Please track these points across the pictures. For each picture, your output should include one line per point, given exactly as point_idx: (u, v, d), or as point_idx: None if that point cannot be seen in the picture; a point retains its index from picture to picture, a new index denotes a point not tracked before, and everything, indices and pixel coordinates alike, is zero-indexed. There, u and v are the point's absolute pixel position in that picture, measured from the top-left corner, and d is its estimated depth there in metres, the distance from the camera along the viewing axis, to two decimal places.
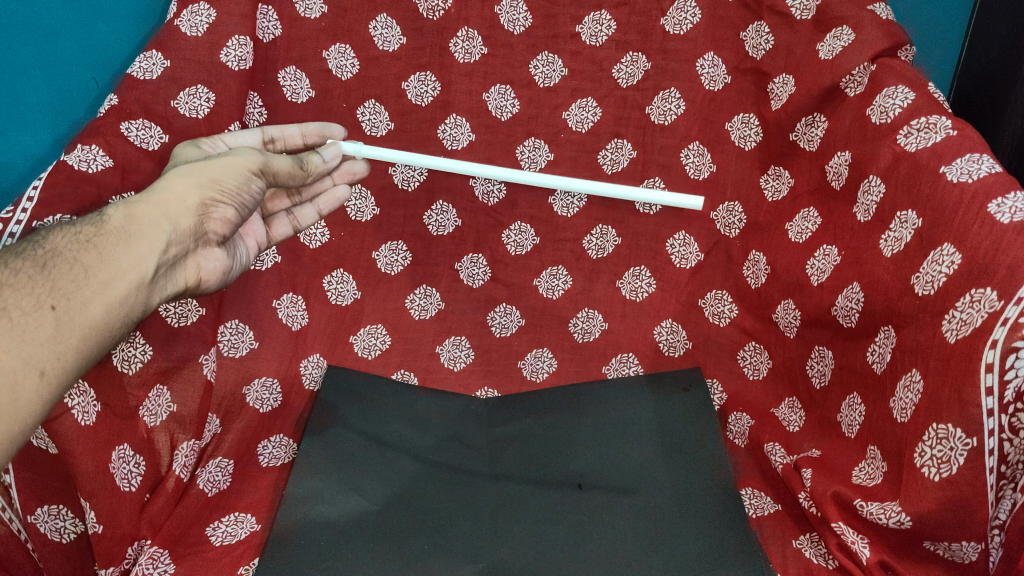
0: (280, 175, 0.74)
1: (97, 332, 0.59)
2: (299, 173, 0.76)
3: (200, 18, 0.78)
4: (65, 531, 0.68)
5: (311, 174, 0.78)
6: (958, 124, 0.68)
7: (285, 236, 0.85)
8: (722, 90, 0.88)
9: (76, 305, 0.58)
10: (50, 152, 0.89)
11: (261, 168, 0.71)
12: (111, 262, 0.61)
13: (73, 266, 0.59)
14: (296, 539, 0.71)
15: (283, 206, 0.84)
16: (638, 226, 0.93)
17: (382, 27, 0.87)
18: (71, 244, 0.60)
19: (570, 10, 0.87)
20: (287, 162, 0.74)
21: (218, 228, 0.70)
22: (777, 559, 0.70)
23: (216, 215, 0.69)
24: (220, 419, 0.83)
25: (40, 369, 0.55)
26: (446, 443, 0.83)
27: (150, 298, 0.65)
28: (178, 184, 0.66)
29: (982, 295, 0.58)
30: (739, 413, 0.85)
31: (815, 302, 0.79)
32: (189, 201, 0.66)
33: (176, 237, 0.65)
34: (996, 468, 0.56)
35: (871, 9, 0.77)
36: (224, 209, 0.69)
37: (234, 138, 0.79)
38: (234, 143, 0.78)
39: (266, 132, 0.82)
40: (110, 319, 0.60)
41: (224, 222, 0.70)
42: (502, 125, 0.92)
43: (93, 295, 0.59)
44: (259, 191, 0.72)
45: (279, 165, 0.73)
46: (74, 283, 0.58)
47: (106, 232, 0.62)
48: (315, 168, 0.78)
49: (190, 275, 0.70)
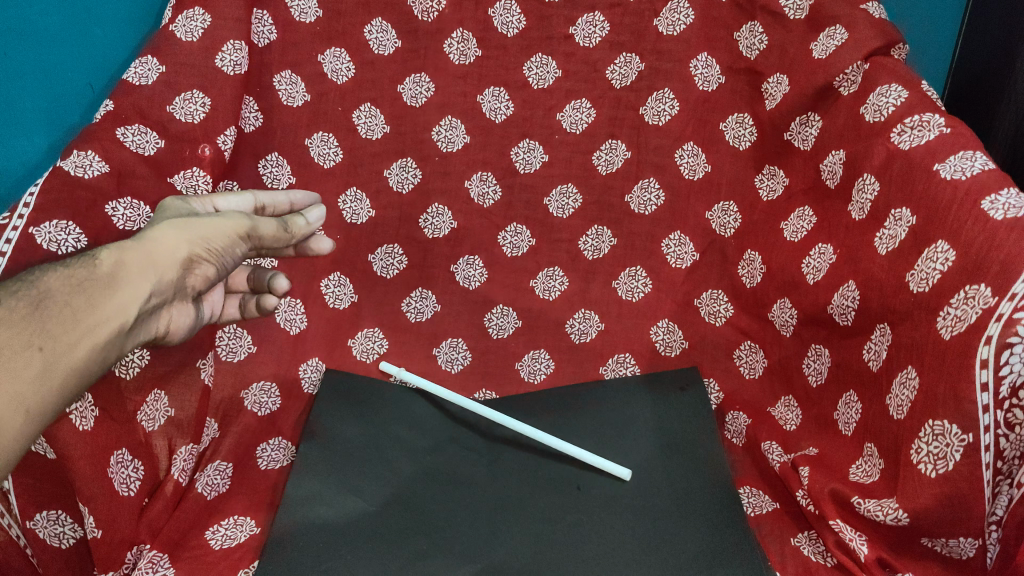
0: (266, 239, 0.74)
1: (78, 374, 0.59)
2: (284, 236, 0.76)
3: (194, 23, 0.79)
4: (64, 536, 0.68)
5: (295, 237, 0.78)
6: (951, 121, 0.68)
7: (235, 318, 0.84)
8: (716, 90, 0.88)
9: (64, 347, 0.57)
10: (47, 158, 0.89)
11: (248, 233, 0.71)
12: (97, 306, 0.60)
13: (63, 308, 0.58)
14: (294, 540, 0.71)
15: (240, 287, 0.84)
16: (634, 226, 0.93)
17: (376, 31, 0.87)
18: (62, 285, 0.59)
19: (564, 11, 0.88)
20: (274, 225, 0.74)
21: (197, 283, 0.70)
22: (777, 558, 0.70)
23: (199, 271, 0.68)
24: (219, 424, 0.82)
25: (25, 407, 0.55)
26: (445, 446, 0.82)
27: (126, 343, 0.64)
28: (168, 236, 0.65)
29: (977, 291, 0.58)
30: (736, 413, 0.85)
31: (810, 300, 0.79)
32: (178, 255, 0.66)
33: (158, 289, 0.65)
34: (993, 463, 0.56)
35: (863, 7, 0.77)
36: (207, 267, 0.69)
37: (225, 201, 0.76)
38: (224, 207, 0.76)
39: (257, 198, 0.79)
40: (92, 362, 0.60)
41: (203, 279, 0.70)
42: (497, 127, 0.92)
43: (80, 339, 0.58)
44: (241, 254, 0.72)
45: (267, 229, 0.73)
46: (62, 326, 0.58)
47: (98, 277, 0.61)
48: (300, 231, 0.78)
49: (161, 326, 0.70)
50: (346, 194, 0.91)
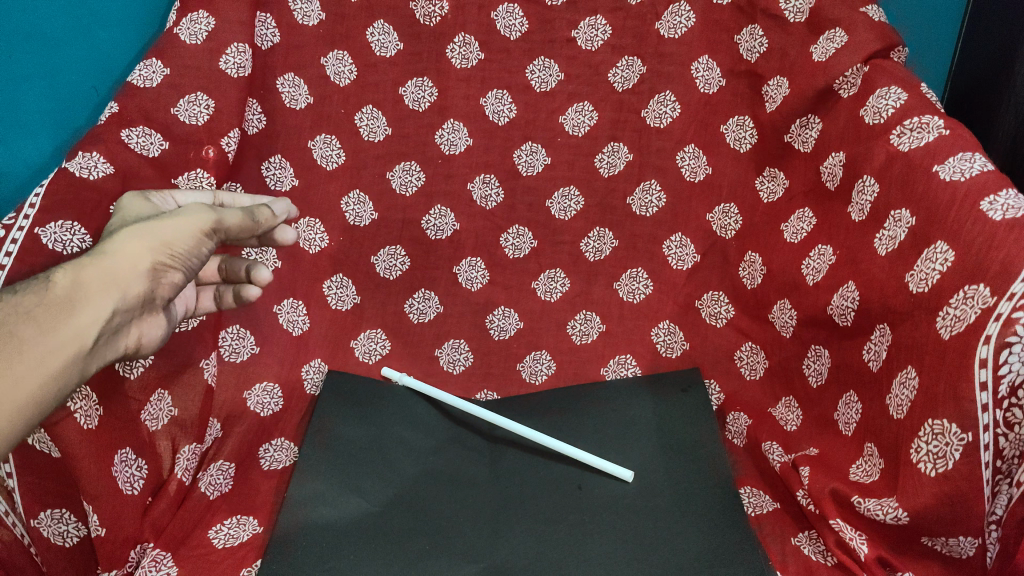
0: (232, 231, 0.68)
1: (30, 408, 0.55)
2: (251, 227, 0.70)
3: (199, 26, 0.79)
4: (67, 535, 0.67)
5: (263, 228, 0.72)
6: (950, 123, 0.68)
7: (211, 310, 0.81)
8: (716, 93, 0.89)
9: (9, 381, 0.54)
10: (52, 159, 0.90)
11: (214, 228, 0.66)
12: (51, 332, 0.56)
13: (8, 340, 0.54)
14: (297, 541, 0.71)
15: (214, 278, 0.81)
16: (635, 227, 0.94)
17: (379, 34, 0.88)
18: (8, 314, 0.56)
19: (565, 15, 0.89)
20: (239, 215, 0.68)
21: (166, 291, 0.65)
22: (777, 557, 0.70)
23: (166, 280, 0.64)
24: (221, 423, 0.83)
25: None
26: (446, 445, 0.83)
27: (89, 367, 0.61)
28: (130, 245, 0.61)
29: (975, 291, 0.58)
30: (737, 414, 0.86)
31: (811, 302, 0.79)
32: (141, 265, 0.61)
33: (123, 305, 0.61)
34: (992, 462, 0.56)
35: (863, 10, 0.78)
36: (174, 274, 0.64)
37: (184, 195, 0.76)
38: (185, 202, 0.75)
39: (218, 196, 0.78)
40: (44, 395, 0.56)
41: (172, 286, 0.65)
42: (500, 129, 0.93)
43: (29, 371, 0.55)
44: (209, 253, 0.67)
45: (233, 219, 0.68)
46: (7, 359, 0.54)
47: (50, 302, 0.57)
48: (267, 221, 0.72)
49: (129, 341, 0.66)
50: (349, 196, 0.92)
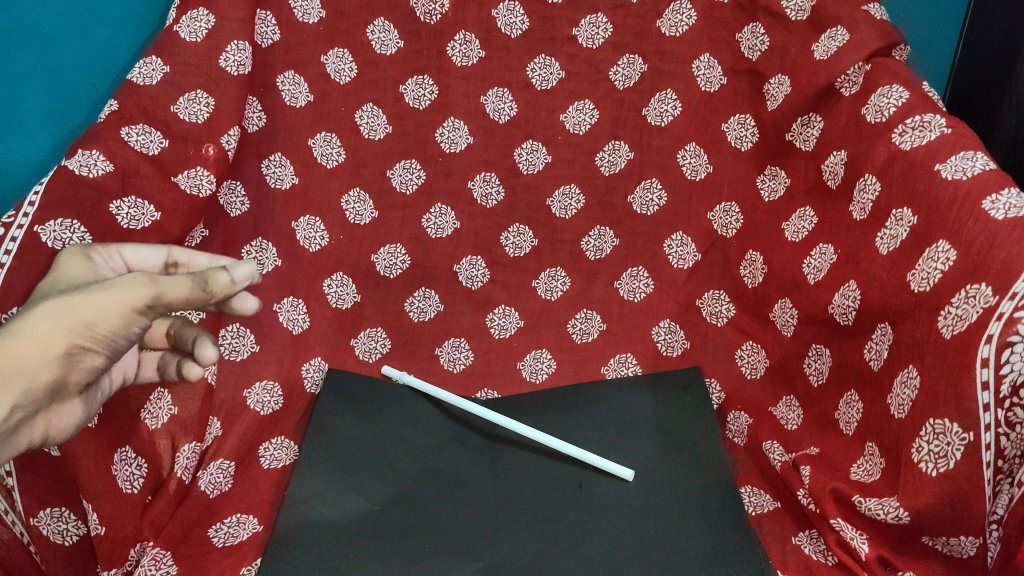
0: (174, 305, 0.60)
1: None
2: (202, 297, 0.62)
3: (199, 23, 0.79)
4: (67, 533, 0.66)
5: (217, 297, 0.64)
6: (952, 122, 0.68)
7: (152, 379, 0.73)
8: (717, 91, 0.89)
9: None
10: (50, 158, 0.90)
11: (148, 304, 0.57)
12: None
13: None
14: (296, 540, 0.71)
15: (160, 345, 0.73)
16: (636, 226, 0.94)
17: (379, 31, 0.88)
18: None
19: (566, 12, 0.88)
20: (185, 286, 0.60)
21: (83, 378, 0.57)
22: (777, 556, 0.70)
23: (83, 364, 0.56)
24: (221, 423, 0.82)
25: None
26: (445, 444, 0.82)
27: None
28: (42, 327, 0.54)
29: (977, 291, 0.58)
30: (738, 412, 0.86)
31: (811, 301, 0.79)
32: (53, 349, 0.54)
33: (25, 398, 0.53)
34: (994, 462, 0.56)
35: (865, 9, 0.77)
36: (93, 357, 0.57)
37: (134, 251, 0.69)
38: (133, 259, 0.69)
39: (172, 253, 0.72)
40: None
41: (92, 371, 0.57)
42: (500, 128, 0.92)
43: None
44: (142, 331, 0.59)
45: (175, 292, 0.59)
46: None
47: None
48: (222, 289, 0.64)
49: (34, 434, 0.57)
50: (349, 194, 0.92)
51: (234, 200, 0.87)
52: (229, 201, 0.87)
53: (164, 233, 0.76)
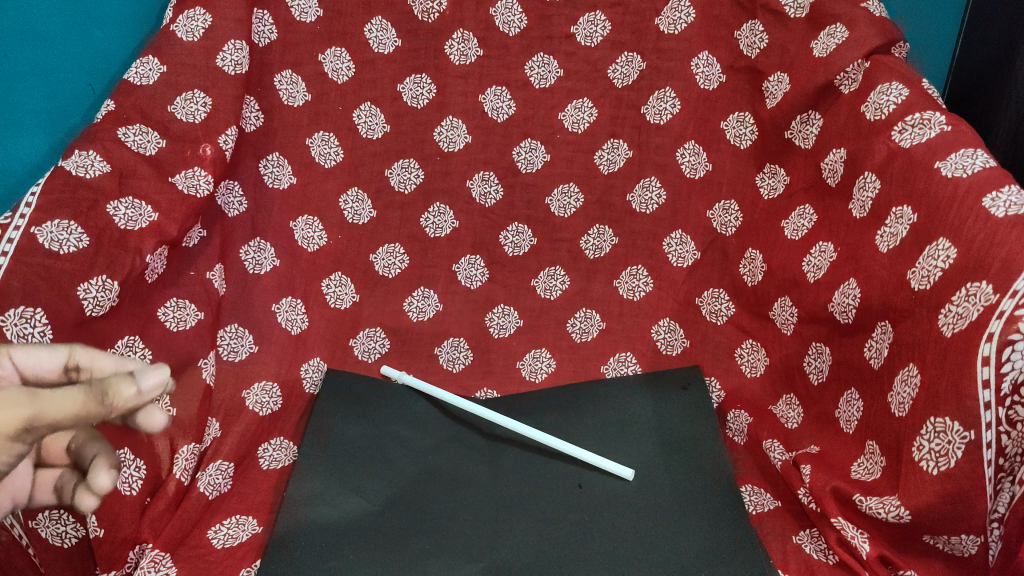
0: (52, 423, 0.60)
1: None
2: (96, 409, 0.63)
3: (195, 23, 0.78)
4: (65, 536, 0.66)
5: (115, 410, 0.65)
6: (952, 119, 0.68)
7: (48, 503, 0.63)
8: (716, 89, 0.89)
9: None
10: (47, 159, 0.89)
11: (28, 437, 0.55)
12: None
13: None
14: (296, 541, 0.71)
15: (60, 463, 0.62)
16: (635, 224, 0.94)
17: (377, 30, 0.87)
18: None
19: (565, 10, 0.88)
20: (78, 398, 0.62)
21: None
22: (778, 555, 0.69)
23: None
24: (220, 424, 0.82)
25: None
26: (445, 444, 0.82)
27: None
28: None
29: (978, 289, 0.58)
30: (738, 411, 0.85)
31: (811, 299, 0.79)
32: None
33: None
34: (995, 460, 0.56)
35: (864, 6, 0.77)
36: None
37: (26, 354, 0.61)
38: (24, 363, 0.61)
39: (73, 354, 0.64)
40: None
41: None
42: (498, 126, 0.92)
43: None
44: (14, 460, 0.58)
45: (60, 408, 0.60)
46: None
47: None
48: (121, 403, 0.65)
49: None
50: (347, 193, 0.91)
51: (232, 200, 0.86)
52: (227, 201, 0.86)
53: (161, 235, 0.74)
